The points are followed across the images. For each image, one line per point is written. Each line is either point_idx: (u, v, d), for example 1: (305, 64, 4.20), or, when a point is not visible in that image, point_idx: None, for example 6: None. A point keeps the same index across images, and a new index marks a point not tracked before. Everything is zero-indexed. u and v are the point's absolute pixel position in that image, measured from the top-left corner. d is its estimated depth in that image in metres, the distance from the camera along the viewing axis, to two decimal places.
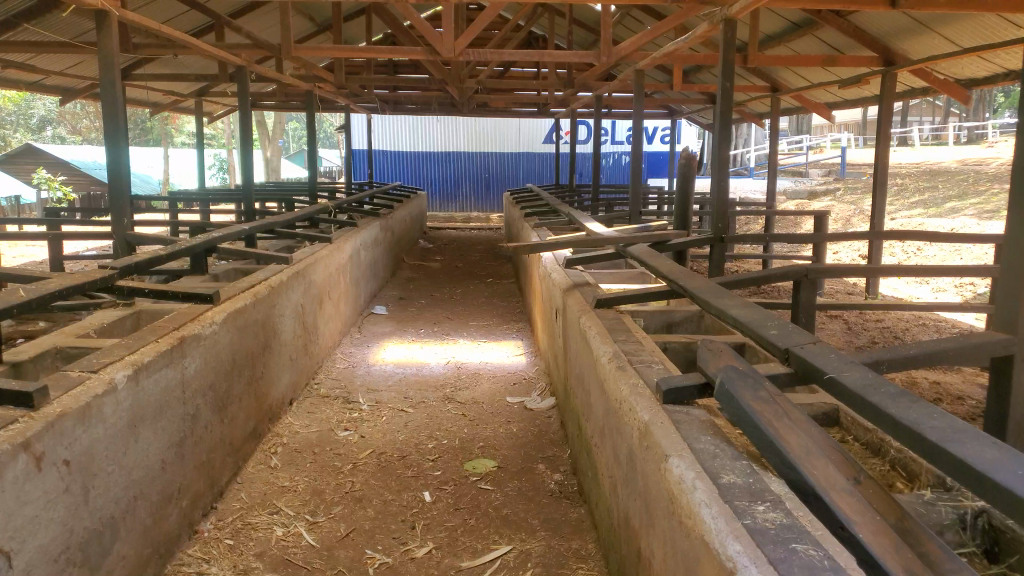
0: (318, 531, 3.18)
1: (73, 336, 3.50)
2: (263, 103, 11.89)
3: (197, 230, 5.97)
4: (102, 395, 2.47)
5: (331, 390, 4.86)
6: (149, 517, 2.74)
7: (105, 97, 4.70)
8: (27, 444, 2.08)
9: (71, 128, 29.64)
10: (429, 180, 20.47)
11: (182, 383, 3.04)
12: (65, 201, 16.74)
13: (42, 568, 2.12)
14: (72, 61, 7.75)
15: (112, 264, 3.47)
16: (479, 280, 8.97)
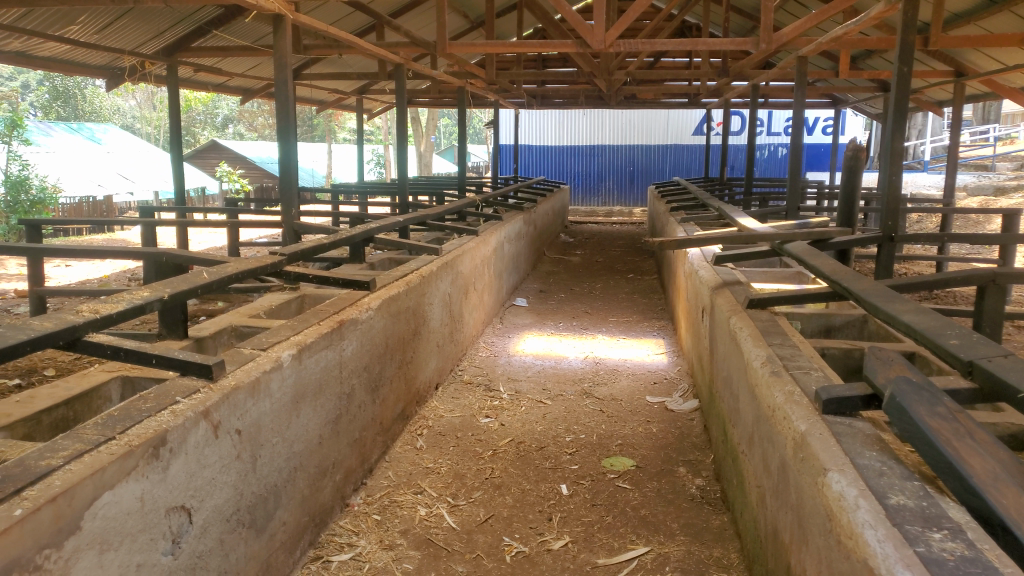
0: (459, 514, 3.27)
1: (246, 316, 3.80)
2: (418, 99, 12.37)
3: (356, 220, 6.31)
4: (270, 370, 2.65)
5: (473, 377, 4.99)
6: (306, 489, 2.92)
7: (279, 96, 5.06)
8: (207, 413, 2.28)
9: (249, 125, 32.31)
10: (574, 174, 20.50)
11: (340, 364, 3.22)
12: (242, 192, 18.18)
13: (216, 527, 2.33)
14: (251, 63, 8.40)
15: (281, 250, 3.72)
16: (621, 275, 8.90)
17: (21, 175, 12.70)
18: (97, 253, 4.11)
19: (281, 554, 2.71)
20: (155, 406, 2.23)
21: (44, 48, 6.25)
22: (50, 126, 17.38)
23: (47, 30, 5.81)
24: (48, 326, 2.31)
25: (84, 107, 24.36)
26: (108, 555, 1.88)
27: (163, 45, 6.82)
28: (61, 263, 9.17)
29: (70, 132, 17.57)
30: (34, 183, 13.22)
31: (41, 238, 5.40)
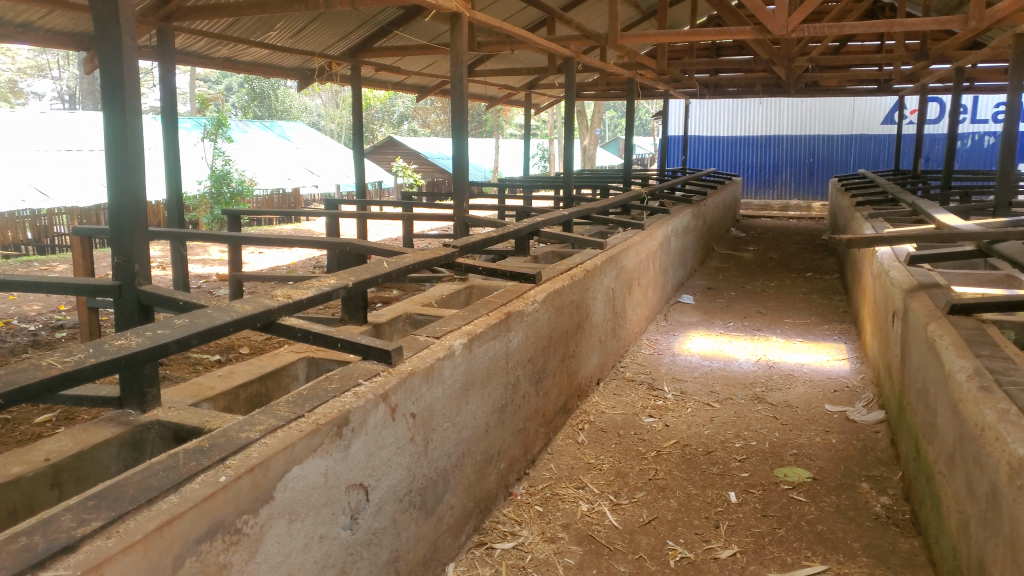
0: (621, 513, 3.23)
1: (419, 304, 3.97)
2: (585, 92, 12.37)
3: (523, 213, 6.41)
4: (443, 358, 2.74)
5: (636, 375, 4.92)
6: (473, 475, 3.00)
7: (454, 93, 5.23)
8: (385, 396, 2.40)
9: (423, 122, 33.82)
10: (745, 165, 19.70)
11: (507, 354, 3.28)
12: (415, 185, 19.02)
13: (390, 506, 2.45)
14: (428, 61, 8.75)
15: (453, 242, 3.83)
16: (797, 274, 8.43)
17: (224, 169, 14.01)
18: (286, 243, 4.44)
19: (448, 537, 2.81)
20: (339, 387, 2.37)
21: (246, 54, 6.84)
22: (249, 125, 19.06)
23: (250, 37, 6.35)
24: (247, 309, 2.54)
25: (277, 106, 26.46)
26: (296, 525, 2.04)
27: (349, 46, 7.26)
28: (255, 251, 10.06)
29: (264, 130, 19.19)
30: (235, 177, 14.53)
31: (241, 228, 5.93)
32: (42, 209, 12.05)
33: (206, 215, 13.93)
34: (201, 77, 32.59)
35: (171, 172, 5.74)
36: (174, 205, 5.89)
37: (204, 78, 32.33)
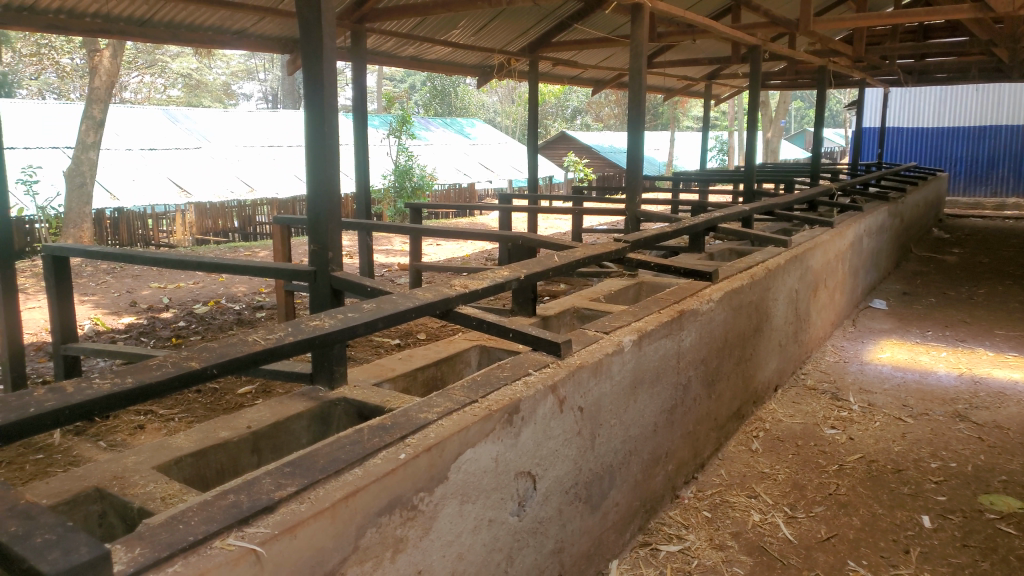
0: (797, 527, 3.05)
1: (588, 299, 3.98)
2: (769, 83, 11.79)
3: (698, 209, 6.23)
4: (612, 353, 2.72)
5: (818, 383, 4.63)
6: (640, 474, 2.96)
7: (632, 85, 5.17)
8: (555, 388, 2.42)
9: (597, 116, 33.88)
10: (954, 159, 18.04)
11: (679, 354, 3.20)
12: (587, 180, 19.05)
13: (556, 497, 2.47)
14: (605, 54, 8.72)
15: (626, 237, 3.78)
16: (1011, 281, 7.56)
17: (407, 165, 14.78)
18: (462, 235, 4.60)
19: (612, 534, 2.79)
20: (511, 375, 2.42)
21: (432, 52, 7.15)
22: (431, 122, 19.97)
23: (436, 36, 6.63)
24: (427, 297, 2.65)
25: (457, 103, 27.46)
26: (467, 507, 2.11)
27: (528, 42, 7.40)
28: (434, 242, 10.52)
29: (445, 127, 20.03)
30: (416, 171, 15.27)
31: (421, 220, 6.21)
32: (249, 200, 13.32)
33: (391, 209, 14.81)
34: (388, 76, 34.60)
35: (361, 167, 6.11)
36: (363, 198, 6.27)
37: (392, 78, 34.21)
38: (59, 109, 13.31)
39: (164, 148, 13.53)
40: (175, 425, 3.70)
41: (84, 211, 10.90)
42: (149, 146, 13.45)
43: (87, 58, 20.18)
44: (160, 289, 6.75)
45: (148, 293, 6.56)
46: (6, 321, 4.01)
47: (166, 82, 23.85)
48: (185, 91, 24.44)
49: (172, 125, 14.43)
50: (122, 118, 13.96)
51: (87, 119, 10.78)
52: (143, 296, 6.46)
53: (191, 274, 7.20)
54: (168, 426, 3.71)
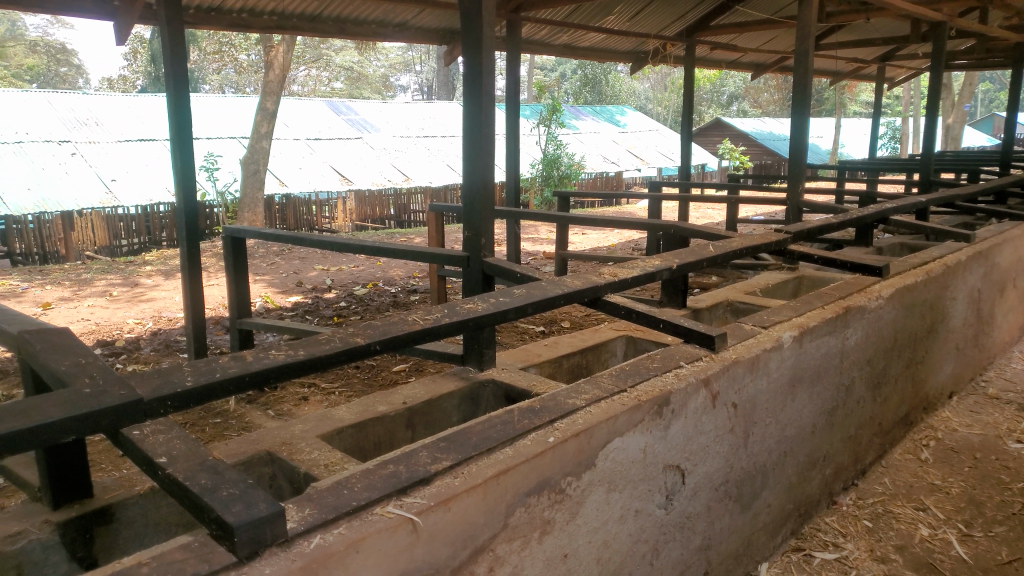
0: (972, 547, 2.81)
1: (742, 292, 3.84)
2: (954, 63, 10.82)
3: (867, 200, 5.84)
4: (770, 350, 2.60)
5: (1001, 393, 4.22)
6: (794, 476, 2.83)
7: (797, 69, 4.92)
8: (707, 382, 2.35)
9: (754, 102, 32.53)
10: None
11: (842, 353, 3.02)
12: (741, 169, 18.57)
13: (705, 494, 2.40)
14: (767, 37, 8.33)
15: (787, 229, 3.60)
16: None
17: (555, 154, 14.89)
18: (612, 224, 4.56)
19: (762, 536, 2.69)
20: (662, 366, 2.38)
21: (586, 39, 7.13)
22: (581, 110, 19.95)
23: (590, 23, 6.59)
24: (577, 284, 2.65)
25: (608, 91, 27.19)
26: (614, 495, 2.11)
27: (685, 26, 7.21)
28: (581, 232, 10.53)
29: (596, 115, 19.93)
30: (565, 160, 15.34)
31: (570, 208, 6.21)
32: (403, 188, 13.88)
33: (538, 198, 14.88)
34: (540, 65, 34.93)
35: (512, 155, 6.19)
36: (513, 186, 6.37)
37: (543, 67, 34.43)
38: (237, 103, 14.42)
39: (328, 139, 14.37)
40: (335, 398, 3.93)
41: (258, 196, 11.76)
42: (314, 136, 14.33)
43: (262, 55, 21.74)
44: (324, 271, 7.18)
45: (313, 274, 7.00)
46: (192, 296, 4.41)
47: (330, 75, 25.26)
48: (347, 84, 25.79)
49: (336, 116, 15.28)
50: (292, 110, 14.95)
51: (261, 111, 11.59)
52: (308, 277, 6.90)
53: (352, 258, 7.61)
54: (329, 399, 3.95)
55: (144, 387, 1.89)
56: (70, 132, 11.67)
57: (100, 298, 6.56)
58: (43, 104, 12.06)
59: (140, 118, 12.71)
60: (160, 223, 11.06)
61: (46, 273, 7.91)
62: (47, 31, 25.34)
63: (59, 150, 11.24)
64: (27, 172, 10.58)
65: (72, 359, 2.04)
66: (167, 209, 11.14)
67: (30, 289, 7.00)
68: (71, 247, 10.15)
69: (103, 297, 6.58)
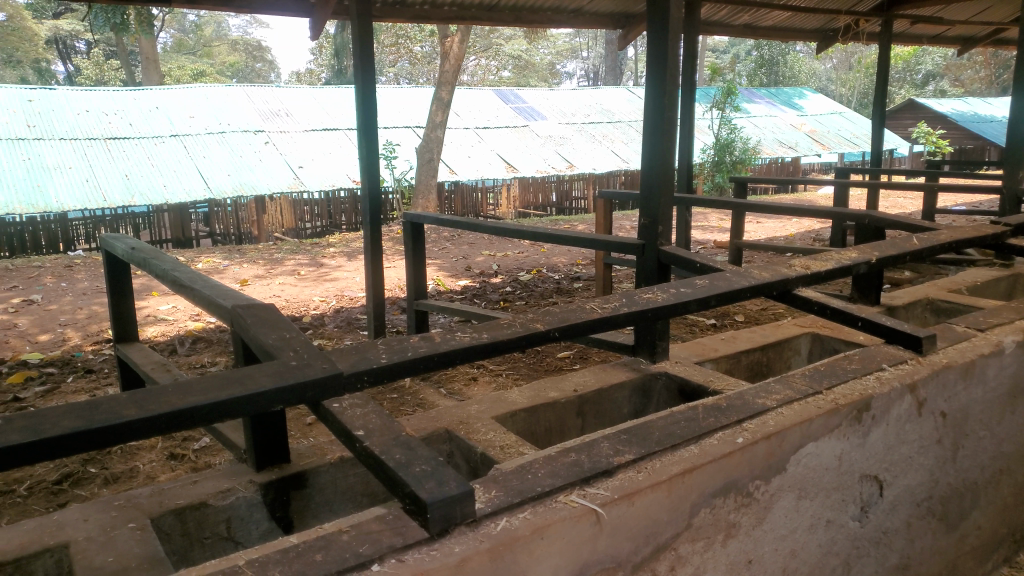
0: None
1: (945, 290, 3.52)
2: None
3: None
4: (987, 356, 2.34)
5: None
6: (1010, 497, 2.55)
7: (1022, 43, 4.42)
8: (914, 387, 2.16)
9: (955, 80, 29.68)
10: None
11: None
12: (937, 154, 17.03)
13: (906, 508, 2.21)
14: (980, 7, 7.52)
15: (1005, 221, 3.24)
16: None
17: (729, 138, 14.35)
18: (794, 212, 4.30)
19: (969, 560, 2.45)
20: (861, 368, 2.21)
21: (769, 18, 6.78)
22: (756, 92, 19.06)
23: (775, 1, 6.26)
24: (764, 276, 2.52)
25: (786, 72, 25.83)
26: (805, 503, 1.99)
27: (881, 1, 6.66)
28: (756, 220, 10.09)
29: (771, 97, 18.98)
30: (739, 144, 14.74)
31: (746, 195, 5.95)
32: (567, 175, 13.93)
33: (708, 183, 14.46)
34: (712, 48, 33.83)
35: (687, 140, 6.00)
36: (685, 172, 6.20)
37: (714, 49, 33.27)
38: (412, 93, 15.04)
39: (496, 127, 14.68)
40: (503, 381, 4.00)
41: (431, 183, 12.24)
42: (483, 125, 14.68)
43: (436, 46, 22.59)
44: (491, 257, 7.33)
45: (481, 259, 7.17)
46: (373, 277, 4.64)
47: (499, 64, 25.81)
48: (515, 72, 26.21)
49: (504, 104, 15.59)
50: (463, 99, 15.39)
51: (436, 101, 11.99)
52: (476, 262, 7.08)
53: (519, 245, 7.72)
54: (497, 381, 4.03)
55: (344, 361, 2.01)
56: (265, 123, 12.67)
57: (289, 276, 7.09)
58: (241, 96, 13.17)
59: (325, 109, 13.58)
60: (340, 207, 12.05)
61: (244, 252, 8.65)
62: (248, 30, 27.75)
63: (255, 139, 12.23)
64: (229, 160, 11.62)
65: (278, 332, 2.20)
66: (347, 194, 12.08)
67: (230, 266, 7.69)
68: (263, 229, 11.42)
69: (292, 276, 7.10)
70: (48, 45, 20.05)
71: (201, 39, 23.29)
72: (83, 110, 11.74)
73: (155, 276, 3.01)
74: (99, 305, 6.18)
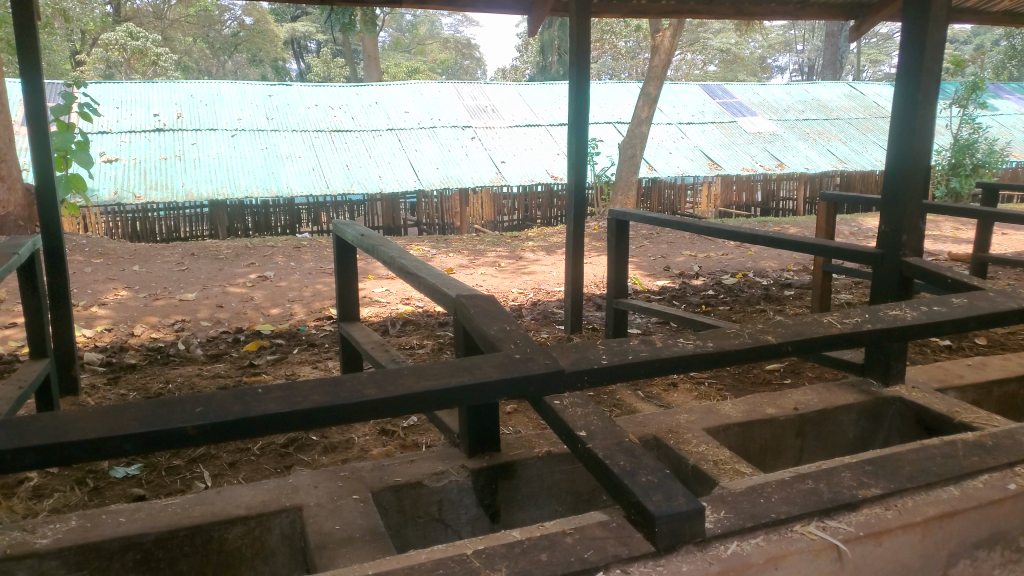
0: None
1: None
2: None
3: None
4: None
5: None
6: None
7: None
8: None
9: None
10: None
11: None
12: None
13: None
14: None
15: None
16: None
17: (970, 139, 12.94)
18: None
19: None
20: None
21: None
22: (1004, 87, 17.04)
23: None
24: None
25: None
26: None
27: None
28: (1001, 231, 8.99)
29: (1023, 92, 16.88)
30: (983, 146, 13.25)
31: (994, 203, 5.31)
32: (775, 175, 13.24)
33: (942, 187, 13.13)
34: (949, 38, 30.68)
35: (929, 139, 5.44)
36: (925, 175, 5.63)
37: (951, 39, 30.13)
38: (615, 89, 14.97)
39: (699, 124, 14.27)
40: (706, 389, 3.83)
41: (632, 179, 12.13)
42: (686, 121, 14.30)
43: (640, 41, 22.35)
44: (692, 257, 7.12)
45: (680, 259, 6.98)
46: (573, 274, 4.62)
47: (704, 58, 25.10)
48: (721, 66, 25.33)
49: (710, 100, 15.11)
50: (667, 94, 15.08)
51: (643, 96, 11.78)
52: (676, 262, 6.89)
53: (723, 247, 7.43)
54: (699, 389, 3.85)
55: (565, 358, 1.99)
56: (472, 118, 13.17)
57: (490, 267, 7.32)
58: (451, 92, 13.79)
59: (529, 105, 13.90)
60: (536, 201, 12.32)
61: (449, 242, 9.04)
62: (458, 28, 29.06)
63: (462, 134, 12.76)
64: (437, 153, 12.21)
65: (499, 325, 2.23)
66: (544, 188, 12.28)
67: (437, 254, 8.07)
68: (463, 220, 11.89)
69: (493, 267, 7.32)
70: (286, 46, 22.24)
71: (416, 38, 24.77)
72: (314, 104, 12.84)
73: (382, 262, 3.19)
74: (322, 285, 6.72)
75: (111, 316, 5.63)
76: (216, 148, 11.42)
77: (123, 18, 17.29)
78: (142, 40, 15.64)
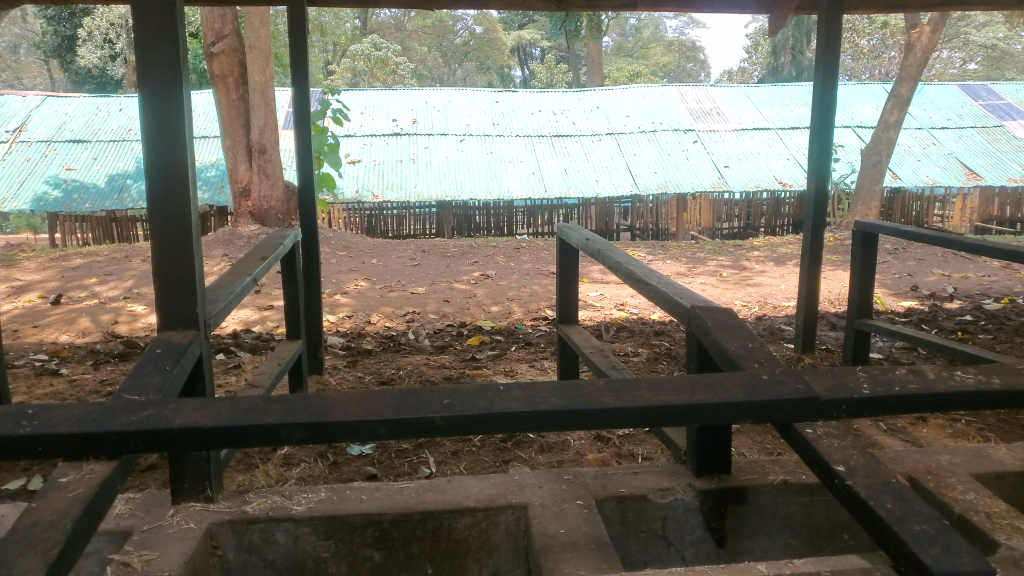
0: None
1: None
2: None
3: None
4: None
5: None
6: None
7: None
8: None
9: None
10: None
11: None
12: None
13: None
14: None
15: None
16: None
17: None
18: None
19: None
20: None
21: None
22: None
23: None
24: None
25: None
26: None
27: None
28: None
29: None
30: None
31: None
32: None
33: None
34: None
35: None
36: None
37: None
38: (856, 91, 13.87)
39: (955, 128, 12.82)
40: (962, 427, 3.39)
41: (874, 188, 11.18)
42: (939, 125, 12.91)
43: (886, 38, 20.60)
44: (945, 277, 6.40)
45: (931, 279, 6.30)
46: (807, 289, 4.30)
47: (964, 55, 22.57)
48: (985, 63, 22.62)
49: (970, 102, 13.51)
50: (919, 95, 13.70)
51: (892, 98, 10.80)
52: (925, 281, 6.24)
53: (983, 267, 6.60)
54: (953, 426, 3.42)
55: (820, 384, 1.83)
56: (695, 122, 12.85)
57: (710, 277, 7.07)
58: (674, 96, 13.54)
59: (756, 107, 13.29)
60: (760, 210, 11.78)
61: (668, 249, 8.88)
62: (685, 30, 28.55)
63: (684, 138, 12.47)
64: (657, 158, 12.03)
65: (741, 340, 2.10)
66: (769, 195, 11.72)
67: (654, 261, 7.95)
68: (680, 226, 11.64)
69: (714, 277, 7.06)
70: (513, 53, 23.17)
71: (640, 42, 24.72)
72: (537, 109, 13.21)
73: (608, 267, 3.15)
74: (541, 286, 6.86)
75: (351, 304, 6.13)
76: (445, 151, 12.12)
77: (370, 31, 18.87)
78: (385, 50, 16.98)
